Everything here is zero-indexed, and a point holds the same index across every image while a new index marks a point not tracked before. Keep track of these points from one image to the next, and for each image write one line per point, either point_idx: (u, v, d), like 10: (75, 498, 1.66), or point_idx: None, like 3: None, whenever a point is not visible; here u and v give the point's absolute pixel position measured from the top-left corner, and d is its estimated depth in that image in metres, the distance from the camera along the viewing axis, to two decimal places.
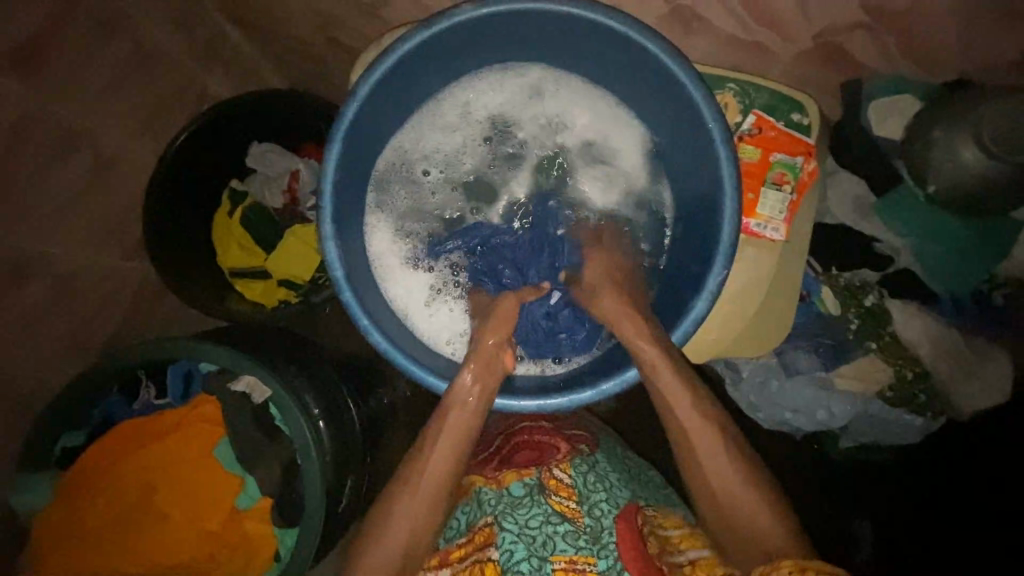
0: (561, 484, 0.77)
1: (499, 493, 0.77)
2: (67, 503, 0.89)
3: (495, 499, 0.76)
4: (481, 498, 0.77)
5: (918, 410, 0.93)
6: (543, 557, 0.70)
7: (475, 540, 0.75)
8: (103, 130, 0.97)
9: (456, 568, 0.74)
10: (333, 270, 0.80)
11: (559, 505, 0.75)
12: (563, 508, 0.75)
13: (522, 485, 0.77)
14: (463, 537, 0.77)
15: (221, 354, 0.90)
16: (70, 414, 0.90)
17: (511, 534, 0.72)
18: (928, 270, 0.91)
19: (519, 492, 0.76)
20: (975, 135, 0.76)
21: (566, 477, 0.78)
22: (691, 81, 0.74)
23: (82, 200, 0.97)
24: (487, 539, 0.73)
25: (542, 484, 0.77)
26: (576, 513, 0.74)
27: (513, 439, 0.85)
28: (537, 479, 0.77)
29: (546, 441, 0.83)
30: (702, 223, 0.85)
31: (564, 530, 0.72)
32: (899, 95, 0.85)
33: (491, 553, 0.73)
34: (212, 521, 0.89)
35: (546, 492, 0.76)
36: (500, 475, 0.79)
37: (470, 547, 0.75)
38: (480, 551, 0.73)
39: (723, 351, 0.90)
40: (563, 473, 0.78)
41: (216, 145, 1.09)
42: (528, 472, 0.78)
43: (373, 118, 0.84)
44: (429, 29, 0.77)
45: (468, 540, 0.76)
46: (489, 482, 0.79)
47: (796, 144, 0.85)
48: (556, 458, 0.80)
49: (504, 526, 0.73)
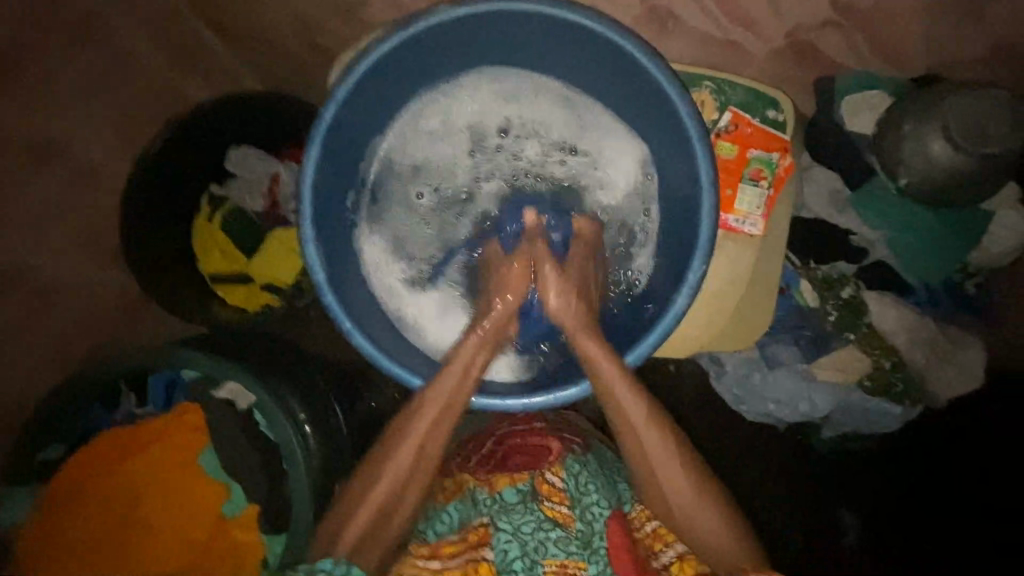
0: (554, 489, 0.78)
1: (492, 497, 0.78)
2: (47, 515, 0.87)
3: (490, 501, 0.78)
4: (475, 498, 0.79)
5: (896, 399, 0.94)
6: (536, 559, 0.73)
7: (469, 540, 0.76)
8: (81, 134, 0.97)
9: (448, 562, 0.74)
10: (314, 272, 0.79)
11: (551, 510, 0.76)
12: (555, 513, 0.76)
13: (516, 492, 0.78)
14: (456, 534, 0.77)
15: (204, 361, 0.89)
16: (50, 424, 0.89)
17: (506, 533, 0.75)
18: (901, 260, 0.93)
19: (512, 498, 0.77)
20: (943, 128, 0.80)
21: (559, 481, 0.78)
22: (667, 79, 0.75)
23: (60, 206, 0.96)
24: (482, 538, 0.76)
25: (534, 489, 0.78)
26: (568, 518, 0.76)
27: (505, 441, 0.85)
28: (530, 484, 0.78)
29: (538, 442, 0.83)
30: (682, 220, 0.86)
31: (556, 536, 0.74)
32: (871, 90, 0.88)
33: (485, 553, 0.75)
34: (199, 529, 0.89)
35: (538, 497, 0.77)
36: (494, 478, 0.80)
37: (463, 544, 0.75)
38: (474, 550, 0.75)
39: (706, 346, 0.91)
40: (555, 477, 0.79)
41: (195, 150, 1.07)
42: (521, 478, 0.79)
43: (354, 120, 0.84)
44: (406, 29, 0.77)
45: (461, 537, 0.76)
46: (482, 485, 0.80)
47: (772, 140, 0.87)
48: (548, 461, 0.81)
49: (499, 526, 0.75)
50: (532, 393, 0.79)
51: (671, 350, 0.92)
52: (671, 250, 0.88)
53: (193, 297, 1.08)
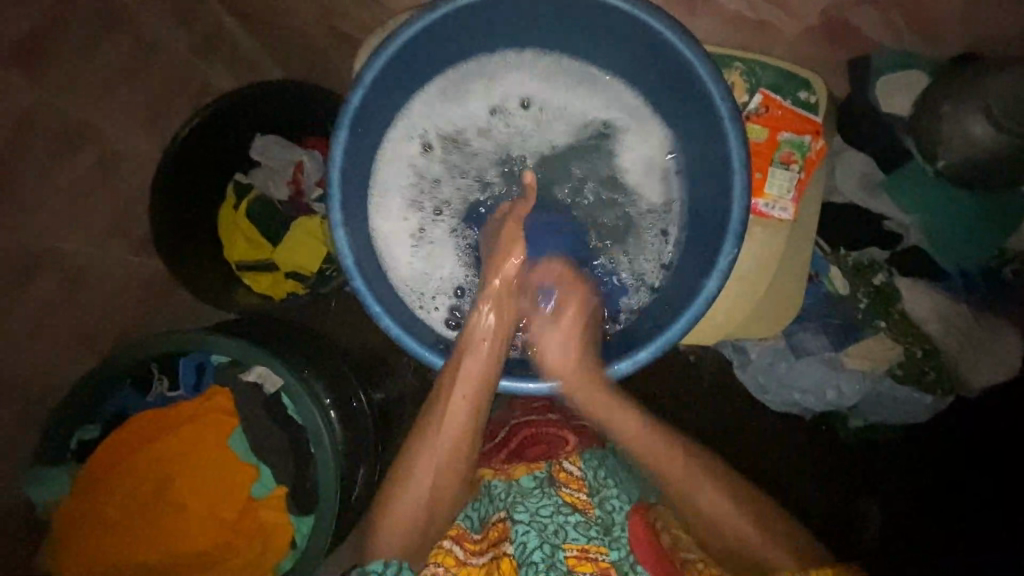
0: (571, 477, 0.76)
1: (508, 484, 0.75)
2: (83, 496, 0.90)
3: (505, 491, 0.75)
4: (492, 490, 0.76)
5: (928, 388, 0.93)
6: (556, 544, 0.70)
7: (490, 537, 0.75)
8: (105, 121, 0.97)
9: (469, 558, 0.74)
10: (343, 256, 0.80)
11: (570, 497, 0.75)
12: (574, 500, 0.74)
13: (533, 478, 0.75)
14: (479, 533, 0.77)
15: (232, 346, 0.90)
16: (85, 406, 0.91)
17: (523, 523, 0.71)
18: (936, 246, 0.91)
19: (529, 484, 0.75)
20: (984, 109, 0.79)
21: (576, 469, 0.77)
22: (699, 59, 0.74)
23: (89, 191, 0.98)
24: (502, 533, 0.73)
25: (551, 476, 0.76)
26: (587, 506, 0.75)
27: (522, 430, 0.83)
28: (547, 471, 0.76)
29: (553, 433, 0.81)
30: (714, 196, 0.83)
31: (576, 520, 0.72)
32: (906, 71, 0.86)
33: (505, 547, 0.72)
34: (229, 510, 0.91)
35: (555, 484, 0.75)
36: (510, 468, 0.77)
37: (484, 542, 0.75)
38: (496, 547, 0.73)
39: (733, 333, 0.90)
40: (572, 465, 0.78)
41: (223, 138, 1.09)
42: (538, 466, 0.77)
43: (379, 101, 0.84)
44: (434, 12, 0.77)
45: (481, 536, 0.76)
46: (498, 475, 0.77)
47: (803, 122, 0.85)
48: (564, 452, 0.79)
49: (515, 517, 0.71)
50: (558, 377, 0.80)
51: (694, 338, 0.90)
52: (697, 225, 0.88)
53: (220, 283, 1.09)
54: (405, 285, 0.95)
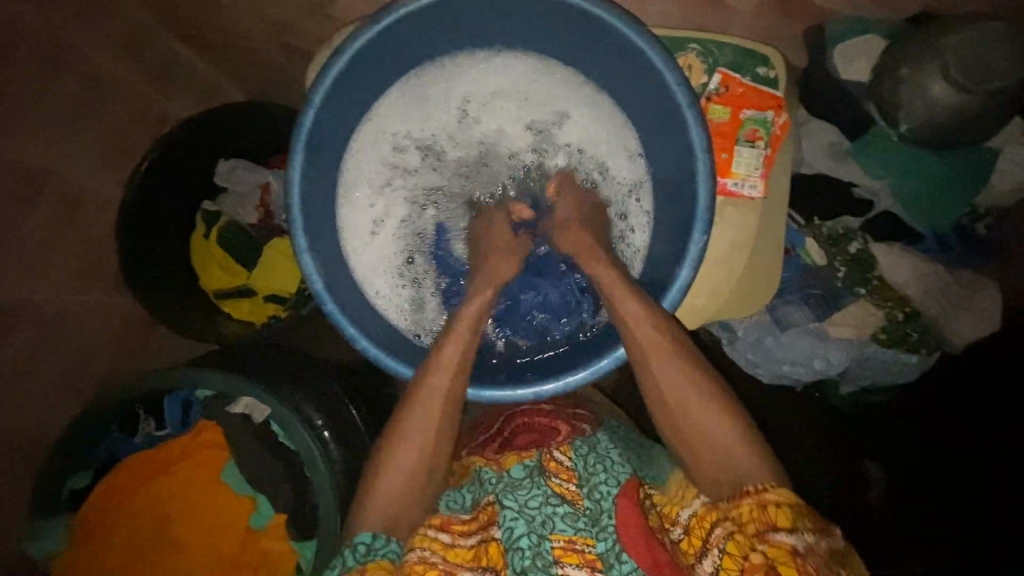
0: (561, 467, 0.74)
1: (500, 474, 0.74)
2: (82, 548, 0.89)
3: (496, 479, 0.73)
4: (482, 478, 0.75)
5: (914, 348, 0.94)
6: (543, 535, 0.67)
7: (480, 518, 0.72)
8: (62, 162, 0.93)
9: (459, 539, 0.71)
10: (313, 280, 0.79)
11: (559, 487, 0.72)
12: (563, 490, 0.71)
13: (523, 467, 0.73)
14: (467, 513, 0.74)
15: (216, 379, 0.89)
16: (67, 460, 0.88)
17: (512, 510, 0.68)
18: (908, 208, 0.91)
19: (519, 474, 0.72)
20: (941, 67, 0.78)
21: (566, 459, 0.75)
22: (650, 46, 0.73)
23: (51, 238, 0.94)
24: (490, 518, 0.71)
25: (542, 465, 0.74)
26: (575, 496, 0.71)
27: (513, 420, 0.85)
28: (537, 461, 0.74)
29: (547, 424, 0.82)
30: (680, 183, 0.83)
31: (564, 511, 0.69)
32: (863, 36, 0.87)
33: (494, 532, 0.71)
34: (230, 544, 0.90)
35: (546, 474, 0.73)
36: (501, 457, 0.77)
37: (475, 522, 0.72)
38: (485, 530, 0.71)
39: (718, 314, 0.89)
40: (562, 455, 0.76)
41: (183, 167, 1.06)
42: (528, 454, 0.75)
43: (332, 120, 0.82)
44: (377, 23, 0.75)
45: (474, 516, 0.73)
46: (489, 464, 0.76)
47: (764, 98, 0.84)
48: (556, 441, 0.78)
49: (504, 504, 0.69)
50: (543, 380, 0.80)
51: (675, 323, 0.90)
52: (665, 211, 0.88)
53: (199, 314, 1.08)
54: (377, 297, 0.94)
